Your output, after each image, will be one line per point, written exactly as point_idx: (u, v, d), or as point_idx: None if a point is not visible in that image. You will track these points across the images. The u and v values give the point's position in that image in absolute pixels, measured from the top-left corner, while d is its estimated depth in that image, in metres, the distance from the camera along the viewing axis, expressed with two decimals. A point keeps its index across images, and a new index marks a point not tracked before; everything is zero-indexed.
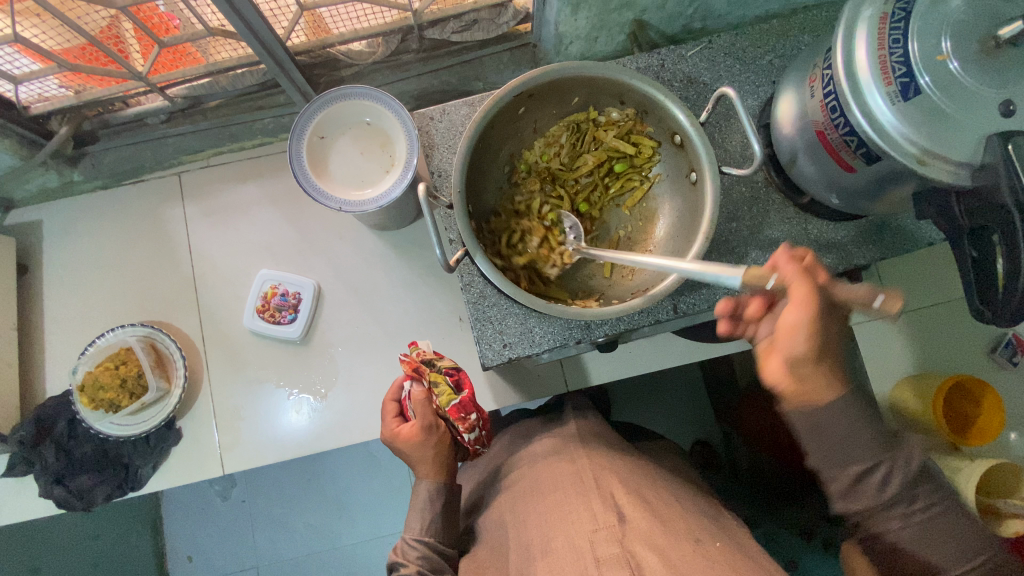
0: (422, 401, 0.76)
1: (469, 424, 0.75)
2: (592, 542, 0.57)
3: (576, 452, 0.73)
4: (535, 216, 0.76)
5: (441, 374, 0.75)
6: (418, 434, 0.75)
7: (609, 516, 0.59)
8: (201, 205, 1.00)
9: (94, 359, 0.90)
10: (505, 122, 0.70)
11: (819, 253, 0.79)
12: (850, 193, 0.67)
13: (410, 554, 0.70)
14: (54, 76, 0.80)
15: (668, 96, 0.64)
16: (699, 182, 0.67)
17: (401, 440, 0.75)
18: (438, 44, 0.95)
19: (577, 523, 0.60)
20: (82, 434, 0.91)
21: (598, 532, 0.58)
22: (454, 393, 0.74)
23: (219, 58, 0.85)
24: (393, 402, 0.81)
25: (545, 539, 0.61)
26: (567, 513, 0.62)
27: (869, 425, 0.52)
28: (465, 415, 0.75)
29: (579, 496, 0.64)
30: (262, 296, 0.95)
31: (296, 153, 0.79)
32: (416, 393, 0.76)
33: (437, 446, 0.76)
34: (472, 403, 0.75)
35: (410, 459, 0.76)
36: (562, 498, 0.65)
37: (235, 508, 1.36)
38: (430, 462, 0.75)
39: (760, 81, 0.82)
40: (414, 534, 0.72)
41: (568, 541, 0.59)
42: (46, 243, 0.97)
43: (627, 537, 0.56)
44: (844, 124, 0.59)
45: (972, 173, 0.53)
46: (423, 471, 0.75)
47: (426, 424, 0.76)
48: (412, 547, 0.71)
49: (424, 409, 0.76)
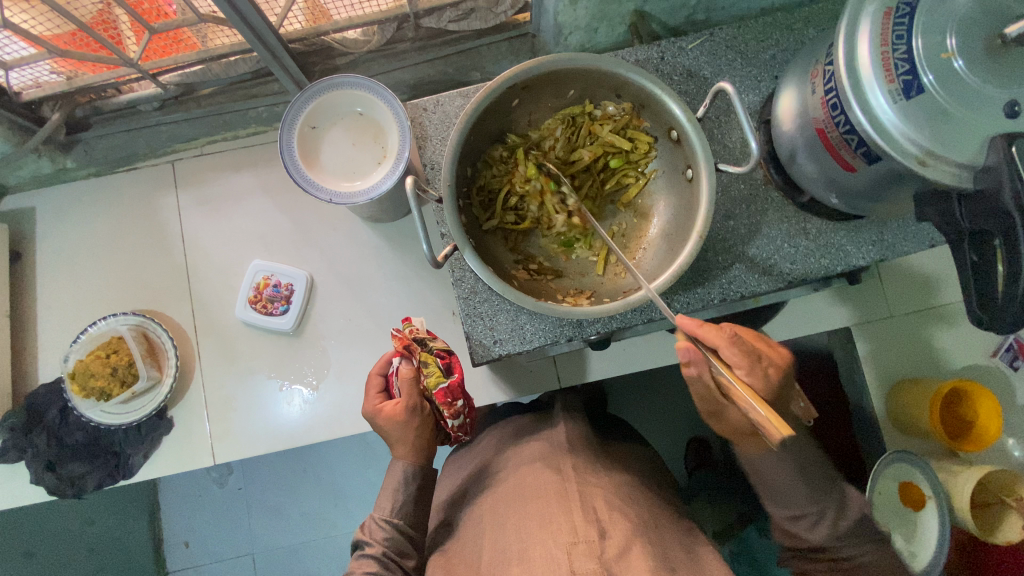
0: (409, 379, 0.74)
1: (454, 410, 0.76)
2: (570, 554, 0.59)
3: (563, 461, 0.75)
4: (521, 164, 0.72)
5: (431, 355, 0.75)
6: (401, 414, 0.74)
7: (590, 531, 0.62)
8: (195, 194, 0.99)
9: (86, 347, 0.89)
10: (497, 113, 0.69)
11: (816, 253, 0.77)
12: (850, 193, 0.66)
13: (377, 533, 0.71)
14: (46, 61, 0.79)
15: (665, 91, 0.63)
16: (695, 179, 0.65)
17: (383, 417, 0.74)
18: (435, 33, 0.93)
19: (558, 533, 0.62)
20: (73, 423, 0.91)
21: (577, 545, 0.60)
22: (443, 376, 0.74)
23: (212, 45, 0.84)
24: (379, 376, 0.79)
25: (523, 545, 0.63)
26: (549, 522, 0.64)
27: (805, 481, 0.63)
28: (451, 400, 0.75)
29: (562, 506, 0.66)
30: (255, 287, 0.95)
31: (288, 144, 0.78)
32: (404, 370, 0.75)
33: (419, 428, 0.75)
34: (459, 390, 0.76)
35: (389, 438, 0.75)
36: (545, 506, 0.67)
37: (230, 496, 1.36)
38: (409, 444, 0.75)
39: (762, 76, 0.80)
40: (384, 515, 0.72)
41: (546, 550, 0.61)
42: (39, 230, 0.97)
43: (604, 556, 0.59)
44: (845, 122, 0.58)
45: (974, 175, 0.51)
46: (401, 452, 0.74)
47: (411, 405, 0.74)
48: (380, 527, 0.72)
49: (411, 389, 0.74)
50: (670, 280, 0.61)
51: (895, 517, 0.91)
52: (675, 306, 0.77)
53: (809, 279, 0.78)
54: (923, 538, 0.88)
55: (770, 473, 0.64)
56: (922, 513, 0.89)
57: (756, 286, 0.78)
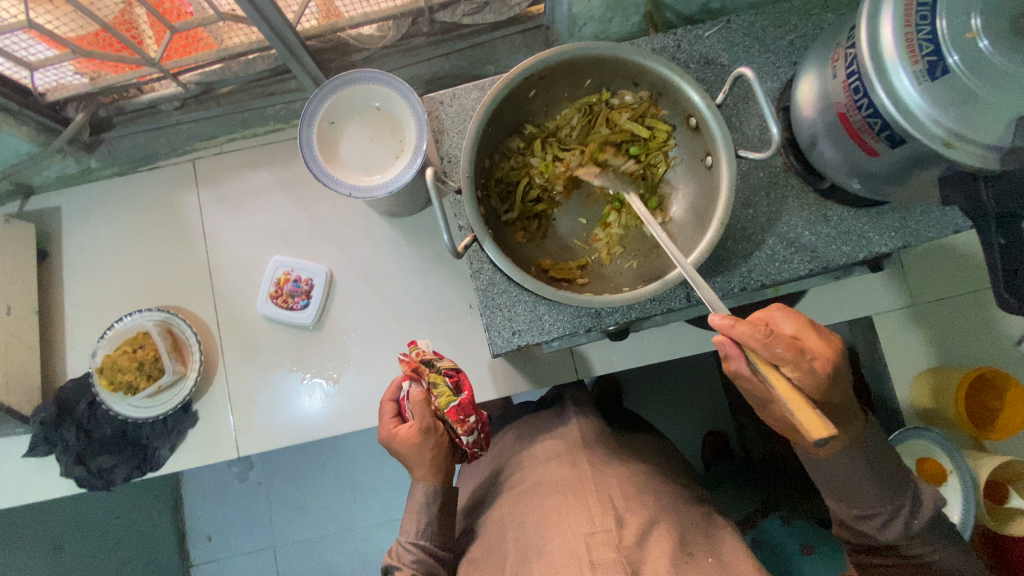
0: (420, 401, 0.76)
1: (467, 426, 0.75)
2: (589, 544, 0.60)
3: (579, 456, 0.75)
4: (539, 156, 0.73)
5: (440, 375, 0.75)
6: (416, 436, 0.76)
7: (607, 519, 0.63)
8: (215, 192, 1.00)
9: (114, 343, 0.91)
10: (514, 105, 0.69)
11: (837, 241, 0.77)
12: (873, 177, 0.65)
13: (405, 558, 0.71)
14: (69, 61, 0.81)
15: (683, 77, 0.63)
16: (715, 165, 0.65)
17: (398, 441, 0.76)
18: (449, 27, 0.93)
19: (575, 524, 0.63)
20: (102, 417, 0.93)
21: (595, 535, 0.61)
22: (454, 394, 0.74)
23: (231, 44, 0.85)
24: (392, 402, 0.81)
25: (542, 540, 0.64)
26: (565, 515, 0.65)
27: (874, 483, 0.62)
28: (463, 417, 0.74)
29: (579, 498, 0.67)
30: (275, 283, 0.96)
31: (307, 139, 0.79)
32: (415, 393, 0.76)
33: (435, 448, 0.76)
34: (471, 406, 0.75)
35: (408, 461, 0.77)
36: (562, 500, 0.67)
37: (252, 490, 1.38)
38: (428, 465, 0.75)
39: (780, 62, 0.79)
40: (410, 538, 0.73)
41: (565, 542, 0.61)
42: (65, 229, 0.99)
43: (622, 545, 0.60)
44: (868, 106, 0.57)
45: (1001, 157, 0.50)
46: (421, 474, 0.75)
47: (425, 426, 0.76)
48: (407, 550, 0.72)
49: (423, 411, 0.76)
50: (691, 268, 0.61)
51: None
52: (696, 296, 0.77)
53: (830, 267, 0.77)
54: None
55: (838, 475, 0.62)
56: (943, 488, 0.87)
57: (777, 274, 0.77)
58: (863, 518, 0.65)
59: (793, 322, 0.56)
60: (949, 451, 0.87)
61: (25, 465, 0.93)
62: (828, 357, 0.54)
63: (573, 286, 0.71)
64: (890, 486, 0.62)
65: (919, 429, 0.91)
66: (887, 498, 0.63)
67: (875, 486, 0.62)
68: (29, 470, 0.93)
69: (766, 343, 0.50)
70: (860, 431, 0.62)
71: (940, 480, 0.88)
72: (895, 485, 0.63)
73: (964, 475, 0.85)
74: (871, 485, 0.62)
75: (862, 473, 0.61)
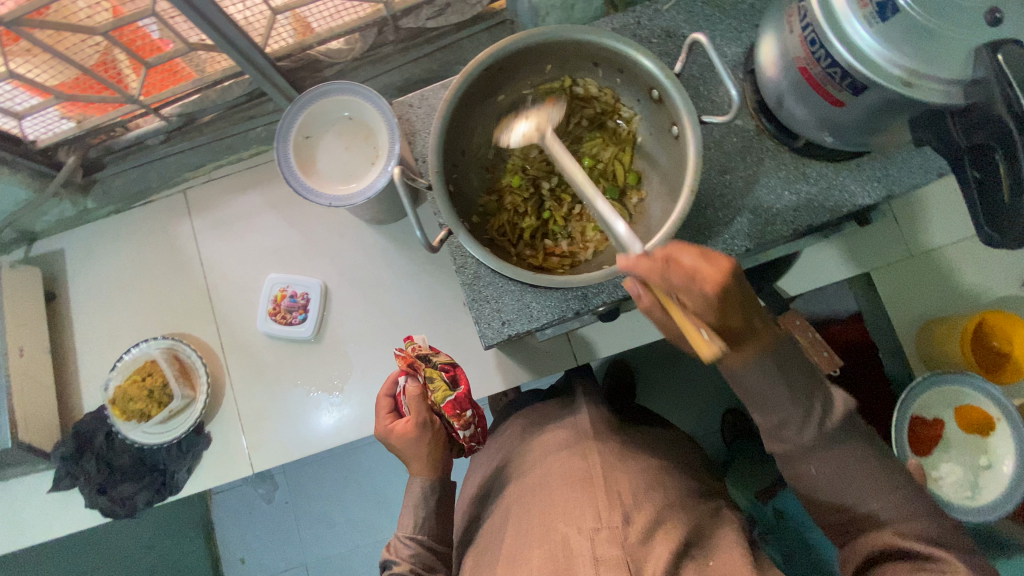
0: (416, 397, 0.76)
1: (463, 420, 0.76)
2: (593, 540, 0.60)
3: (589, 447, 0.74)
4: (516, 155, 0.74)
5: (437, 369, 0.76)
6: (413, 430, 0.76)
7: (614, 517, 0.63)
8: (208, 219, 1.03)
9: (124, 373, 0.94)
10: (479, 101, 0.69)
11: (819, 197, 0.76)
12: (845, 129, 0.64)
13: (403, 552, 0.71)
14: (54, 107, 0.84)
15: (639, 50, 0.63)
16: (681, 135, 0.65)
17: (396, 435, 0.76)
18: (415, 33, 0.95)
19: (580, 520, 0.63)
20: (119, 445, 0.96)
21: (600, 531, 0.61)
22: (449, 389, 0.74)
23: (207, 73, 0.88)
24: (387, 397, 0.81)
25: (546, 532, 0.64)
26: (571, 509, 0.65)
27: (785, 381, 0.56)
28: (460, 411, 0.75)
29: (586, 493, 0.66)
30: (273, 300, 0.98)
31: (284, 155, 0.81)
32: (410, 389, 0.77)
33: (432, 442, 0.77)
34: (468, 400, 0.75)
35: (403, 456, 0.77)
36: (569, 495, 0.67)
37: (280, 510, 1.40)
38: (423, 460, 0.76)
39: (742, 27, 0.79)
40: (407, 532, 0.73)
41: (570, 536, 0.62)
42: (71, 270, 1.03)
43: (627, 541, 0.60)
44: (826, 57, 0.57)
45: (964, 90, 0.49)
46: (417, 469, 0.76)
47: (421, 421, 0.76)
48: (405, 544, 0.72)
49: (418, 405, 0.76)
50: (667, 239, 0.61)
51: (955, 449, 0.89)
52: None
53: (815, 225, 0.77)
54: (991, 467, 0.85)
55: (754, 383, 0.56)
56: (992, 438, 0.86)
57: (760, 237, 0.76)
58: (781, 427, 0.58)
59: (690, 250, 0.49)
60: (1002, 401, 0.84)
61: (52, 500, 0.97)
62: (723, 283, 0.48)
63: (555, 271, 0.71)
64: (802, 389, 0.56)
65: (970, 377, 0.86)
66: (800, 401, 0.56)
67: (787, 390, 0.56)
68: (55, 506, 0.97)
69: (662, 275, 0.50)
70: (770, 338, 0.55)
71: (985, 429, 0.86)
72: (809, 386, 0.57)
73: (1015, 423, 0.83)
74: (783, 388, 0.56)
75: (774, 377, 0.55)
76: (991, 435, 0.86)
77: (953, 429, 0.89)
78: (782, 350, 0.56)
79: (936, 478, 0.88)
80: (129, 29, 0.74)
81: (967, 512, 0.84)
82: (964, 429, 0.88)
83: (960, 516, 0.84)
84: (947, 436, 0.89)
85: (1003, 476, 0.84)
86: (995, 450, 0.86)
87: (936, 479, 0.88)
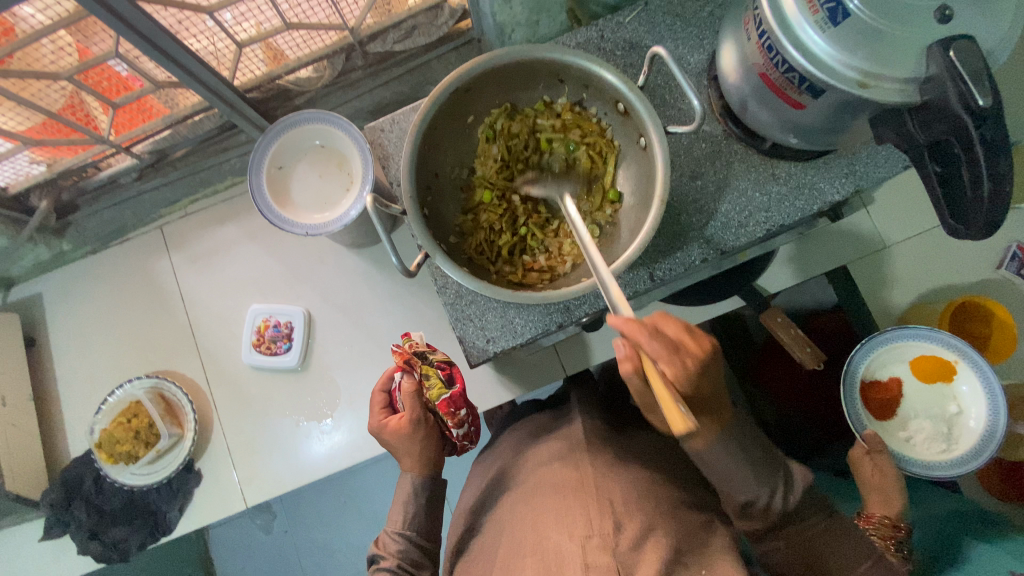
0: (411, 393, 0.73)
1: (458, 419, 0.73)
2: (584, 547, 0.60)
3: (581, 458, 0.74)
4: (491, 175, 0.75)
5: (432, 367, 0.74)
6: (406, 427, 0.74)
7: (605, 523, 0.63)
8: (187, 253, 1.03)
9: (110, 415, 0.93)
10: (448, 121, 0.70)
11: (790, 197, 0.77)
12: (807, 130, 0.65)
13: (391, 546, 0.73)
14: (24, 153, 0.83)
15: (602, 66, 0.64)
16: (648, 146, 0.66)
17: (388, 432, 0.75)
18: (383, 57, 0.96)
19: (572, 527, 0.63)
20: (108, 489, 0.95)
21: (591, 539, 0.61)
22: (444, 386, 0.73)
23: (177, 109, 0.88)
24: (382, 393, 0.79)
25: (536, 538, 0.64)
26: (563, 517, 0.65)
27: (750, 463, 0.65)
28: (454, 410, 0.73)
29: (579, 500, 0.66)
30: (256, 331, 0.98)
31: (258, 187, 0.81)
32: (405, 385, 0.74)
33: (425, 439, 0.75)
34: (462, 399, 0.74)
35: (397, 452, 0.76)
36: (560, 502, 0.67)
37: (279, 539, 1.39)
38: (416, 456, 0.75)
39: (704, 34, 0.81)
40: (397, 527, 0.74)
41: (561, 542, 0.62)
42: (49, 315, 1.02)
43: (618, 549, 0.60)
44: (783, 62, 0.58)
45: (920, 88, 0.50)
46: (409, 465, 0.75)
47: (414, 418, 0.73)
48: (394, 539, 0.74)
49: (412, 401, 0.73)
50: (641, 248, 0.62)
51: (922, 403, 0.88)
52: (659, 274, 0.78)
53: (788, 224, 0.78)
54: (962, 414, 0.85)
55: (719, 465, 0.63)
56: (956, 384, 0.86)
57: (734, 239, 0.77)
58: (750, 505, 0.66)
59: (674, 326, 0.52)
60: (953, 345, 0.85)
61: (44, 547, 0.96)
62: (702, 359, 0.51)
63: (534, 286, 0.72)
64: (765, 473, 0.66)
65: (919, 329, 0.87)
66: (763, 481, 0.66)
67: (752, 470, 0.65)
68: (48, 552, 0.96)
69: (651, 337, 0.49)
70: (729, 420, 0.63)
71: (946, 376, 0.87)
72: (770, 469, 0.67)
73: (971, 362, 0.84)
74: (749, 474, 0.65)
75: (740, 460, 0.64)
76: (954, 380, 0.86)
77: (914, 384, 0.88)
78: (739, 435, 0.65)
79: (908, 440, 0.87)
80: (95, 72, 0.74)
81: (944, 466, 0.84)
82: (928, 382, 0.88)
83: (938, 473, 0.83)
84: (910, 392, 0.88)
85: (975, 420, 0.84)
86: (961, 395, 0.86)
87: (908, 440, 0.86)
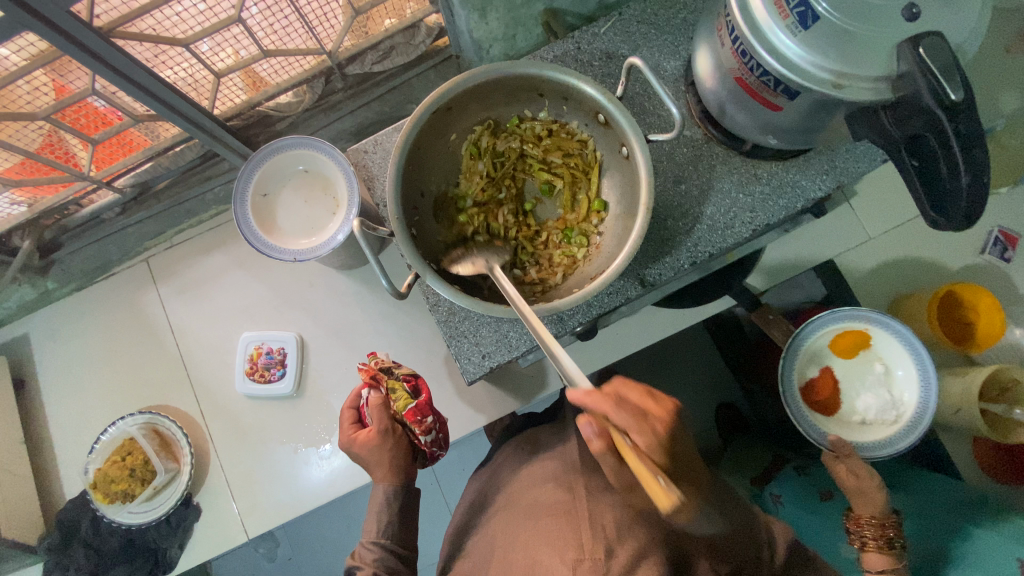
0: (377, 407, 0.74)
1: (425, 427, 0.74)
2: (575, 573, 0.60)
3: (576, 478, 0.74)
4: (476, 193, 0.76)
5: (398, 381, 0.75)
6: (374, 439, 0.74)
7: (597, 548, 0.62)
8: (174, 284, 1.02)
9: (103, 454, 0.92)
10: (430, 141, 0.70)
11: (774, 196, 0.78)
12: (785, 131, 0.66)
13: (367, 558, 0.72)
14: (5, 193, 0.82)
15: (580, 79, 0.64)
16: (631, 156, 0.66)
17: (357, 445, 0.75)
18: (363, 78, 0.97)
19: (564, 552, 0.63)
20: (106, 530, 0.96)
21: (583, 563, 0.61)
22: (411, 397, 0.74)
23: (158, 140, 0.88)
24: (350, 409, 0.79)
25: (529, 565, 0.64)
26: (556, 542, 0.65)
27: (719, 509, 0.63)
28: (421, 418, 0.73)
29: (571, 524, 0.66)
30: (249, 359, 0.97)
31: (242, 216, 0.80)
32: (371, 399, 0.75)
33: (394, 449, 0.75)
34: (428, 406, 0.74)
35: (368, 464, 0.76)
36: (552, 527, 0.67)
37: (282, 567, 1.37)
38: (386, 465, 0.74)
39: (679, 41, 0.82)
40: (371, 538, 0.74)
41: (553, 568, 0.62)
42: (36, 354, 1.00)
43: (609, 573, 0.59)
44: (757, 66, 0.59)
45: (891, 85, 0.51)
46: (380, 475, 0.74)
47: (382, 429, 0.74)
48: (369, 550, 0.73)
49: (379, 414, 0.74)
50: (631, 256, 0.62)
51: (855, 378, 0.86)
52: (649, 279, 0.78)
53: (772, 223, 0.79)
54: (893, 372, 0.85)
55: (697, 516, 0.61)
56: (874, 347, 0.86)
57: (721, 241, 0.78)
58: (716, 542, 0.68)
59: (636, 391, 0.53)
60: (858, 315, 0.84)
61: None
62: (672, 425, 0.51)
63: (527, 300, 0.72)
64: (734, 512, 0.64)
65: (821, 318, 0.85)
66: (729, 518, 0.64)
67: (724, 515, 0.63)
68: None
69: (620, 406, 0.50)
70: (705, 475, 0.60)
71: (863, 344, 0.86)
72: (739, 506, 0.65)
73: (878, 322, 0.84)
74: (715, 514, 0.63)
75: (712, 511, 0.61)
76: (872, 344, 0.86)
77: (840, 364, 0.88)
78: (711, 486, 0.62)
79: (863, 421, 0.85)
80: (72, 109, 0.74)
81: (903, 436, 0.81)
82: (850, 357, 0.87)
83: (903, 446, 0.81)
84: (843, 373, 0.87)
85: (907, 375, 0.83)
86: (884, 354, 0.85)
87: (863, 422, 0.84)
